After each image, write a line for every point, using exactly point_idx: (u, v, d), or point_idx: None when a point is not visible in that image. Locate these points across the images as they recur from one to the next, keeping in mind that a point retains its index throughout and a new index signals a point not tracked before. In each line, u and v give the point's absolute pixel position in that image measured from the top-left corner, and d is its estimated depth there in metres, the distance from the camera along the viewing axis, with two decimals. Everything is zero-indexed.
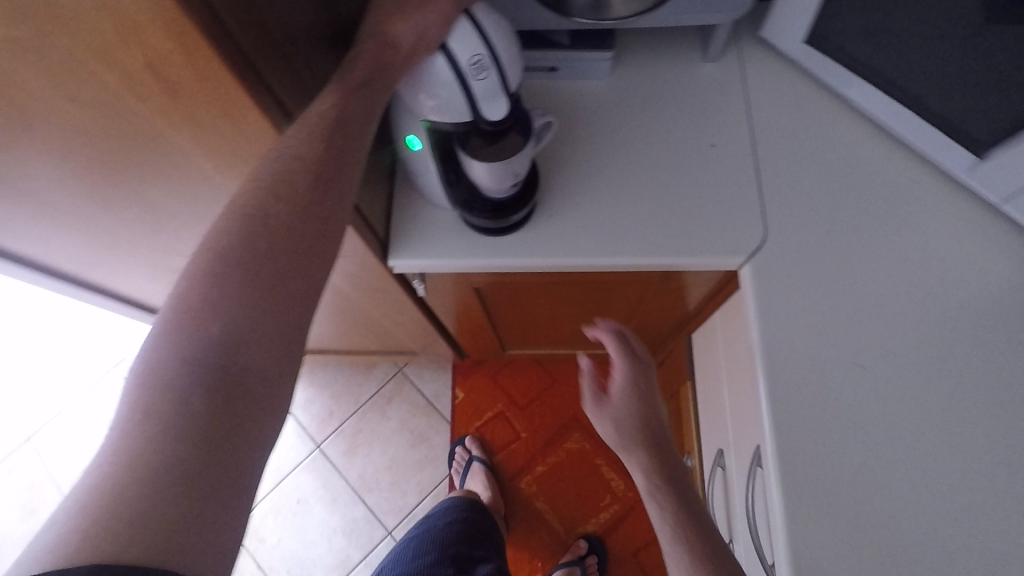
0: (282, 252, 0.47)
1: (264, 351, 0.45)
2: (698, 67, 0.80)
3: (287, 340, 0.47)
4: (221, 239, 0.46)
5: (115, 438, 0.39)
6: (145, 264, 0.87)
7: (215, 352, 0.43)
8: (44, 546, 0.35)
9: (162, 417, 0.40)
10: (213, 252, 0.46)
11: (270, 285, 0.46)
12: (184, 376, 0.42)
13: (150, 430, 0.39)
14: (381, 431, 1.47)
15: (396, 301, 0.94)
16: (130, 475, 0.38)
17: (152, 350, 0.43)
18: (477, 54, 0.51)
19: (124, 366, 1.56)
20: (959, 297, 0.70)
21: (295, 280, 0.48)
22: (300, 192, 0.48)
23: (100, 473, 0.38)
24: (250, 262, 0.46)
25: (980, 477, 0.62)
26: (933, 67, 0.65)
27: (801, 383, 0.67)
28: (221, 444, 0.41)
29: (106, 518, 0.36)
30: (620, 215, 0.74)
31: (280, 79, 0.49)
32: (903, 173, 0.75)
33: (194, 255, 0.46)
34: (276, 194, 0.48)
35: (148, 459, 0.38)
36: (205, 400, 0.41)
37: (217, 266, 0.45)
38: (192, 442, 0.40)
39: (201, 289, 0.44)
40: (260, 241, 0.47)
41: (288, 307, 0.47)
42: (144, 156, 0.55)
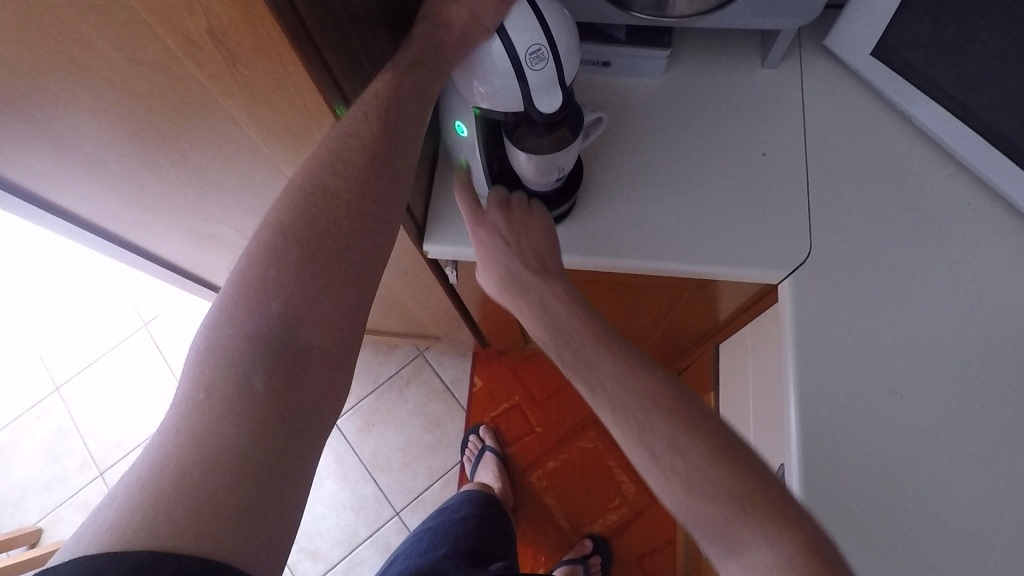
0: (338, 239, 0.48)
1: (320, 332, 0.47)
2: (756, 73, 0.78)
3: (338, 323, 0.48)
4: (281, 223, 0.48)
5: (178, 414, 0.42)
6: (184, 228, 0.88)
7: (270, 337, 0.45)
8: (113, 514, 0.38)
9: (222, 396, 0.42)
10: (272, 238, 0.47)
11: (325, 271, 0.48)
12: (243, 356, 0.44)
13: (208, 408, 0.42)
14: (397, 412, 1.48)
15: (426, 286, 0.94)
16: (191, 451, 0.40)
17: (210, 331, 0.45)
18: (536, 44, 0.50)
19: (154, 325, 1.59)
20: (1012, 332, 0.66)
21: (351, 262, 0.49)
22: (358, 169, 0.50)
23: (164, 449, 0.40)
24: (309, 246, 0.48)
25: (1017, 522, 0.60)
26: (1008, 90, 0.62)
27: (834, 407, 0.65)
28: (275, 426, 0.43)
29: (169, 491, 0.38)
30: (661, 218, 0.72)
31: (337, 55, 0.48)
32: (963, 198, 0.72)
33: (254, 238, 0.48)
34: (335, 171, 0.49)
35: (209, 437, 0.41)
36: (264, 380, 0.44)
37: (278, 250, 0.47)
38: (250, 421, 0.42)
39: (261, 271, 0.46)
40: (320, 223, 0.48)
41: (342, 291, 0.48)
42: (195, 122, 0.55)
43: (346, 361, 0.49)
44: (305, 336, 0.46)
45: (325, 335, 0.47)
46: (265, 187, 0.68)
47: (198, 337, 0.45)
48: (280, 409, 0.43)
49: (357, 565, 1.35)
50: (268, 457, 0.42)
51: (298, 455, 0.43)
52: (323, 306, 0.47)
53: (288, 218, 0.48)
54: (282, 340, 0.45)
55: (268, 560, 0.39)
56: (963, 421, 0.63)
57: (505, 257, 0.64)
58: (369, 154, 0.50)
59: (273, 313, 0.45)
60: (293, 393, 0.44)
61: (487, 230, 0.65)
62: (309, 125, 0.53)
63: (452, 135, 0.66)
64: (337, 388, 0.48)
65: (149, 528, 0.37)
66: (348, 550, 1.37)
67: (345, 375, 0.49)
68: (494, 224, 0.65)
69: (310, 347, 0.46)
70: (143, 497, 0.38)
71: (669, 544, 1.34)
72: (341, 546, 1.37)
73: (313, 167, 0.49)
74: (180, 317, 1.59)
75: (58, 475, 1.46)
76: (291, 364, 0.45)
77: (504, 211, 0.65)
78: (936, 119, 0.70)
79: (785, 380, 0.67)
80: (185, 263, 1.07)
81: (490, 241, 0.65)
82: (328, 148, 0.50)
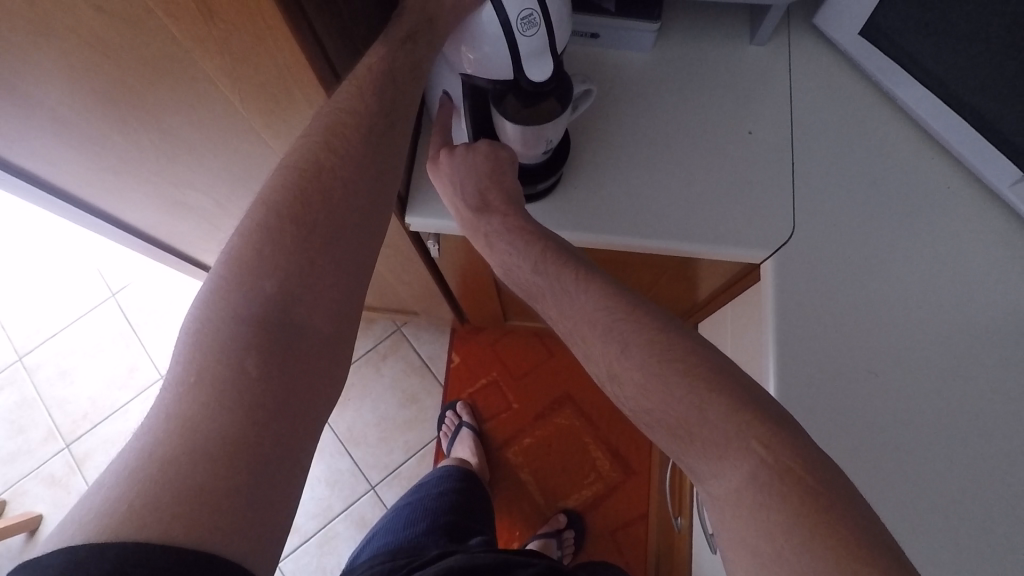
0: (335, 216, 0.47)
1: (318, 313, 0.46)
2: (744, 49, 0.77)
3: (336, 303, 0.47)
4: (275, 198, 0.46)
5: (170, 399, 0.40)
6: (153, 193, 0.84)
7: (265, 317, 0.43)
8: (100, 504, 0.36)
9: (216, 380, 0.41)
10: (265, 215, 0.45)
11: (323, 250, 0.46)
12: (238, 338, 0.42)
13: (202, 393, 0.40)
14: (374, 387, 1.47)
15: (407, 260, 0.92)
16: (184, 438, 0.39)
17: (200, 311, 0.43)
18: (528, 9, 0.48)
19: (121, 295, 1.54)
20: (984, 311, 0.68)
21: (350, 241, 0.47)
22: (353, 143, 0.48)
23: (156, 436, 0.39)
24: (305, 224, 0.46)
25: (980, 493, 0.62)
26: (992, 73, 0.63)
27: (810, 384, 0.66)
28: (271, 410, 0.42)
29: (160, 480, 0.37)
30: (647, 196, 0.72)
31: (321, 14, 0.46)
32: (943, 181, 0.73)
33: (247, 213, 0.46)
34: (328, 146, 0.47)
35: (202, 423, 0.40)
36: (259, 364, 0.42)
37: (272, 226, 0.45)
38: (246, 406, 0.41)
39: (255, 249, 0.44)
40: (316, 199, 0.46)
41: (339, 269, 0.47)
42: (168, 80, 0.52)
43: (343, 344, 0.47)
44: (302, 317, 0.45)
45: (323, 317, 0.46)
46: (243, 152, 0.65)
47: (189, 316, 0.44)
48: (277, 394, 0.42)
49: (332, 538, 1.35)
50: (266, 444, 0.41)
51: (296, 440, 0.42)
52: (320, 285, 0.46)
53: (281, 194, 0.46)
54: (278, 321, 0.44)
55: (264, 548, 0.39)
56: (932, 397, 0.65)
57: (468, 196, 0.61)
58: (360, 125, 0.48)
59: (267, 293, 0.44)
60: (291, 377, 0.43)
61: (449, 166, 0.61)
62: (289, 86, 0.50)
63: (438, 102, 0.64)
64: (334, 371, 0.47)
65: (139, 518, 0.36)
66: (322, 524, 1.36)
67: (342, 357, 0.47)
68: (455, 165, 0.61)
69: (308, 329, 0.45)
70: (132, 485, 0.37)
71: (642, 518, 1.37)
72: (315, 520, 1.37)
73: (306, 143, 0.47)
74: (149, 288, 1.55)
75: (22, 447, 1.42)
76: (287, 346, 0.44)
77: (469, 152, 0.61)
78: (919, 100, 0.71)
79: (766, 358, 0.68)
80: (155, 231, 1.03)
81: (452, 179, 0.61)
82: (320, 122, 0.48)
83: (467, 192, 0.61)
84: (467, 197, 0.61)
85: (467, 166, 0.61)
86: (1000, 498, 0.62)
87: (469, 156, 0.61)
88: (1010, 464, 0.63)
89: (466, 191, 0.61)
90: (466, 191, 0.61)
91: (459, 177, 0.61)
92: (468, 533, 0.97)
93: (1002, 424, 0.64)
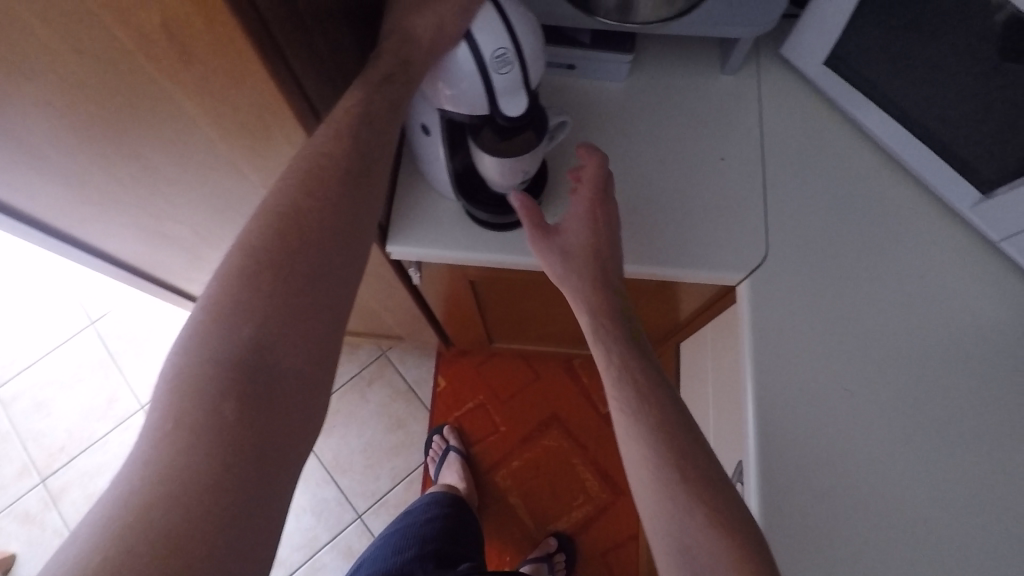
0: (312, 258, 0.47)
1: (297, 355, 0.46)
2: (714, 79, 0.80)
3: (316, 344, 0.47)
4: (255, 241, 0.47)
5: (148, 446, 0.41)
6: (133, 225, 0.84)
7: (244, 361, 0.44)
8: (77, 555, 0.37)
9: (194, 426, 0.41)
10: (245, 258, 0.46)
11: (301, 291, 0.46)
12: (216, 382, 0.43)
13: (180, 439, 0.41)
14: (359, 413, 1.46)
15: (389, 286, 0.93)
16: (162, 485, 0.39)
17: (179, 356, 0.44)
18: (502, 48, 0.50)
19: (100, 323, 1.52)
20: (952, 329, 0.70)
21: (329, 282, 0.48)
22: (331, 186, 0.48)
23: (133, 484, 0.39)
24: (284, 267, 0.46)
25: (952, 507, 0.64)
26: (949, 100, 0.65)
27: (787, 404, 0.67)
28: (249, 455, 0.42)
29: (137, 530, 0.37)
30: (624, 222, 0.73)
31: (299, 55, 0.47)
32: (908, 203, 0.75)
33: (227, 256, 0.47)
34: (306, 190, 0.48)
35: (180, 470, 0.40)
36: (238, 408, 0.43)
37: (251, 269, 0.46)
38: (224, 451, 0.41)
39: (234, 292, 0.45)
40: (295, 241, 0.47)
41: (319, 310, 0.47)
42: (148, 118, 0.53)
43: (322, 384, 0.48)
44: (281, 360, 0.45)
45: (303, 358, 0.46)
46: (224, 185, 0.66)
47: (169, 359, 0.44)
48: (256, 438, 0.43)
49: (318, 569, 1.33)
50: (244, 489, 0.41)
51: (274, 483, 0.43)
52: (300, 327, 0.46)
53: (258, 238, 0.47)
54: (256, 366, 0.44)
55: None
56: (905, 415, 0.67)
57: (586, 234, 0.66)
58: (338, 168, 0.49)
59: (246, 337, 0.44)
60: (270, 420, 0.44)
61: (585, 202, 0.66)
62: (268, 125, 0.51)
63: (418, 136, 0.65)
64: (314, 411, 0.47)
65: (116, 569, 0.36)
66: (308, 554, 1.34)
67: (321, 397, 0.48)
68: (585, 196, 0.66)
69: (287, 370, 0.45)
70: (110, 535, 0.37)
71: (631, 540, 1.37)
72: (301, 551, 1.35)
73: (284, 187, 0.48)
74: (130, 316, 1.53)
75: None
76: (267, 388, 0.44)
77: (589, 180, 0.66)
78: (883, 127, 0.73)
79: (744, 380, 0.69)
80: (137, 261, 1.03)
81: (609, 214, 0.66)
82: (298, 166, 0.48)
83: (578, 232, 0.66)
84: (579, 237, 0.66)
85: (582, 196, 0.66)
86: (971, 512, 0.64)
87: (589, 186, 0.66)
88: (980, 478, 0.65)
89: (586, 229, 0.66)
90: (571, 230, 0.66)
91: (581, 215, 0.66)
92: (457, 558, 0.96)
93: (972, 439, 0.66)
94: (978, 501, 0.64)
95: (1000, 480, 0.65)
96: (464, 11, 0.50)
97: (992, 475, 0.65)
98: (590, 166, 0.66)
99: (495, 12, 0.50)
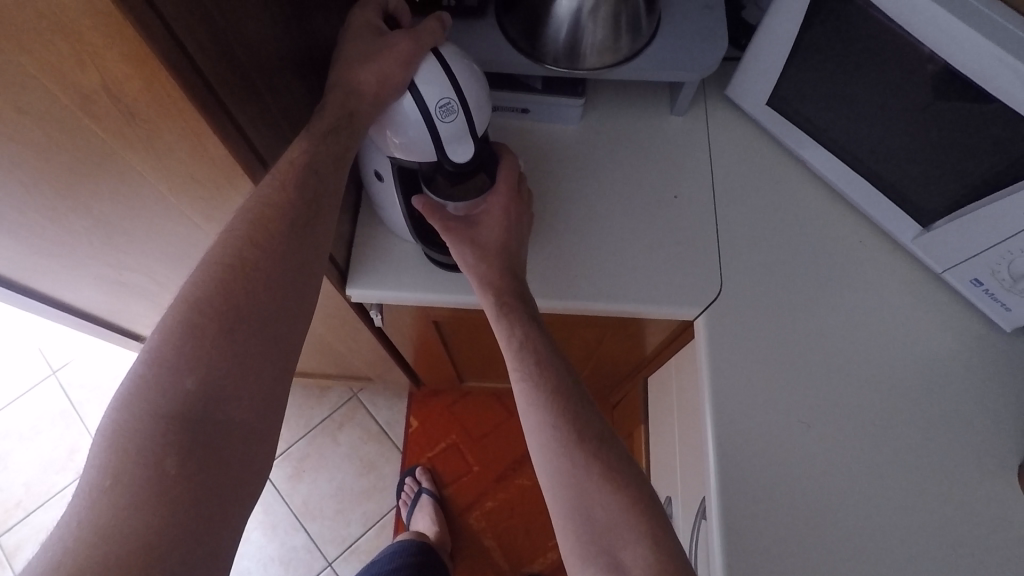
0: (257, 307, 0.47)
1: (242, 405, 0.46)
2: (665, 121, 0.83)
3: (261, 393, 0.47)
4: (198, 291, 0.46)
5: (81, 506, 0.39)
6: (88, 274, 0.83)
7: (185, 413, 0.43)
8: None
9: (132, 482, 0.40)
10: (187, 308, 0.46)
11: (246, 340, 0.46)
12: (156, 436, 0.42)
13: (116, 498, 0.39)
14: (330, 457, 1.43)
15: (353, 329, 0.92)
16: (96, 547, 0.38)
17: (117, 410, 0.43)
18: (446, 98, 0.52)
19: (60, 373, 1.48)
20: (901, 358, 0.72)
21: (274, 330, 0.48)
22: (277, 235, 0.49)
23: (65, 547, 0.38)
24: (228, 316, 0.46)
25: (907, 537, 0.65)
26: (886, 137, 0.69)
27: (747, 438, 0.68)
28: (190, 510, 0.41)
29: None
30: (582, 260, 0.75)
31: (244, 109, 0.48)
32: (854, 236, 0.78)
33: (169, 306, 0.46)
34: (252, 239, 0.48)
35: (115, 531, 0.38)
36: (179, 462, 0.42)
37: (194, 319, 0.45)
38: (163, 508, 0.40)
39: (176, 343, 0.44)
40: (240, 291, 0.47)
41: (264, 358, 0.47)
42: (95, 171, 0.53)
43: (267, 435, 0.47)
44: (223, 412, 0.45)
45: (247, 408, 0.46)
46: (177, 234, 0.65)
47: (106, 414, 0.43)
48: (198, 493, 0.42)
49: None
50: (185, 546, 0.40)
51: (217, 538, 0.42)
52: (244, 377, 0.46)
53: (201, 290, 0.46)
54: (198, 418, 0.43)
55: None
56: (860, 444, 0.68)
57: (501, 233, 0.65)
58: (283, 218, 0.49)
59: (189, 388, 0.44)
60: (213, 473, 0.43)
61: (499, 202, 0.65)
62: (217, 177, 0.52)
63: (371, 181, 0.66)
64: (258, 461, 0.47)
65: None
66: None
67: (265, 449, 0.47)
68: (498, 197, 0.65)
69: (231, 421, 0.45)
70: None
71: None
72: None
73: (229, 237, 0.48)
74: (92, 365, 1.49)
75: None
76: (210, 440, 0.44)
77: (504, 182, 0.65)
78: (825, 164, 0.76)
79: (703, 414, 0.70)
80: (97, 310, 1.01)
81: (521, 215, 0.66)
82: (243, 216, 0.49)
83: (491, 230, 0.65)
84: (494, 235, 0.65)
85: (496, 196, 0.65)
86: (927, 542, 0.65)
87: (502, 187, 0.65)
88: (933, 507, 0.66)
89: (499, 227, 0.65)
90: (484, 229, 0.65)
91: (496, 215, 0.65)
92: None
93: (924, 468, 0.67)
94: (933, 529, 0.65)
95: (952, 506, 0.66)
96: (408, 63, 0.51)
97: (944, 503, 0.66)
98: (502, 164, 0.66)
99: (438, 64, 0.52)
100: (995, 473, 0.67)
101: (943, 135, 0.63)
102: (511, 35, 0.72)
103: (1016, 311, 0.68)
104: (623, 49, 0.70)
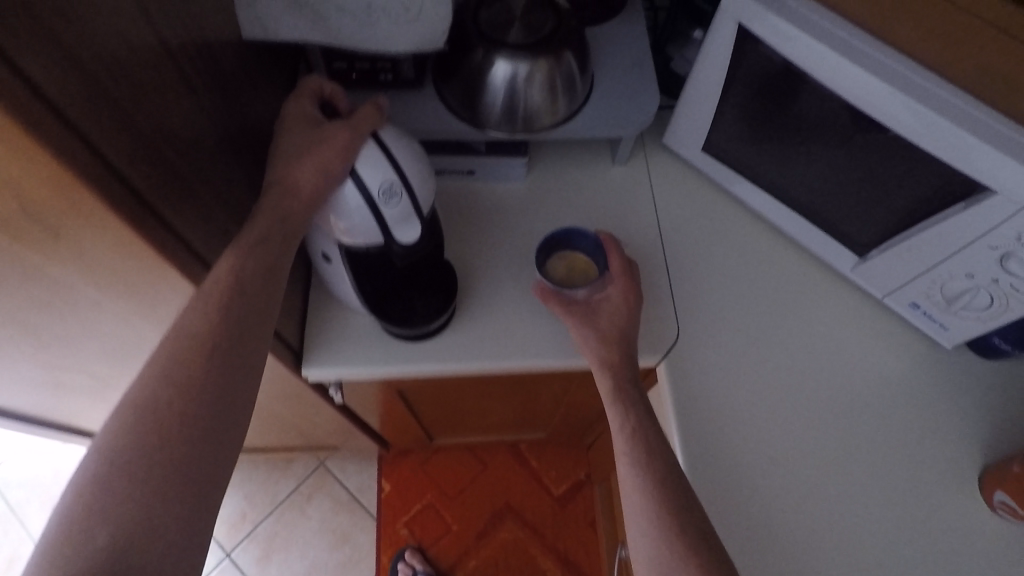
0: (182, 445, 0.45)
1: (169, 553, 0.42)
2: (607, 172, 0.85)
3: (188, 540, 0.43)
4: (115, 438, 0.44)
5: None
6: (21, 379, 0.78)
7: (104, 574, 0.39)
8: None
9: None
10: (103, 459, 0.43)
11: (170, 483, 0.43)
12: None
13: None
14: (300, 533, 1.37)
15: (313, 405, 0.89)
16: None
17: None
18: (388, 181, 0.52)
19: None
20: (855, 384, 0.74)
21: (202, 466, 0.45)
22: (199, 364, 0.47)
23: None
24: (149, 460, 0.43)
25: (883, 564, 0.66)
26: (816, 176, 0.72)
27: (718, 482, 0.68)
28: None
29: None
30: (539, 318, 0.75)
31: (179, 212, 0.47)
32: (798, 268, 0.80)
33: (84, 460, 0.44)
34: (172, 373, 0.46)
35: None
36: None
37: (110, 470, 0.42)
38: None
39: (91, 500, 0.41)
40: (161, 430, 0.44)
41: (191, 501, 0.44)
42: (19, 286, 0.50)
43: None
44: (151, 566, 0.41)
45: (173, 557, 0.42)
46: (116, 334, 0.62)
47: None
48: None
49: None
50: None
51: None
52: (169, 524, 0.42)
53: (119, 435, 0.44)
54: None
55: None
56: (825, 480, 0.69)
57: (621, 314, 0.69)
58: (208, 343, 0.47)
59: (106, 546, 0.40)
60: None
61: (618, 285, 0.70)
62: (152, 280, 0.50)
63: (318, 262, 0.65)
64: None
65: None
66: None
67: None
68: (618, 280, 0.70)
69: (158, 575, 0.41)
70: None
71: None
72: None
73: (148, 373, 0.46)
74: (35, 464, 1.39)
75: None
76: None
77: (619, 269, 0.70)
78: (762, 204, 0.79)
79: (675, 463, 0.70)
80: (36, 412, 0.95)
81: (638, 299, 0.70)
82: (162, 349, 0.47)
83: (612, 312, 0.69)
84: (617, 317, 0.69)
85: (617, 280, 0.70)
86: (902, 566, 0.66)
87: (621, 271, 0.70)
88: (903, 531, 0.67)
89: (619, 310, 0.69)
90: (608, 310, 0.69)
91: (615, 298, 0.69)
92: None
93: (891, 492, 0.69)
94: (905, 558, 0.66)
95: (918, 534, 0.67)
96: (348, 149, 0.51)
97: (914, 525, 0.67)
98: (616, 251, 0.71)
99: (379, 149, 0.52)
100: (954, 496, 0.69)
101: (869, 172, 0.66)
102: (451, 102, 0.72)
103: (953, 330, 0.70)
104: (558, 112, 0.72)
